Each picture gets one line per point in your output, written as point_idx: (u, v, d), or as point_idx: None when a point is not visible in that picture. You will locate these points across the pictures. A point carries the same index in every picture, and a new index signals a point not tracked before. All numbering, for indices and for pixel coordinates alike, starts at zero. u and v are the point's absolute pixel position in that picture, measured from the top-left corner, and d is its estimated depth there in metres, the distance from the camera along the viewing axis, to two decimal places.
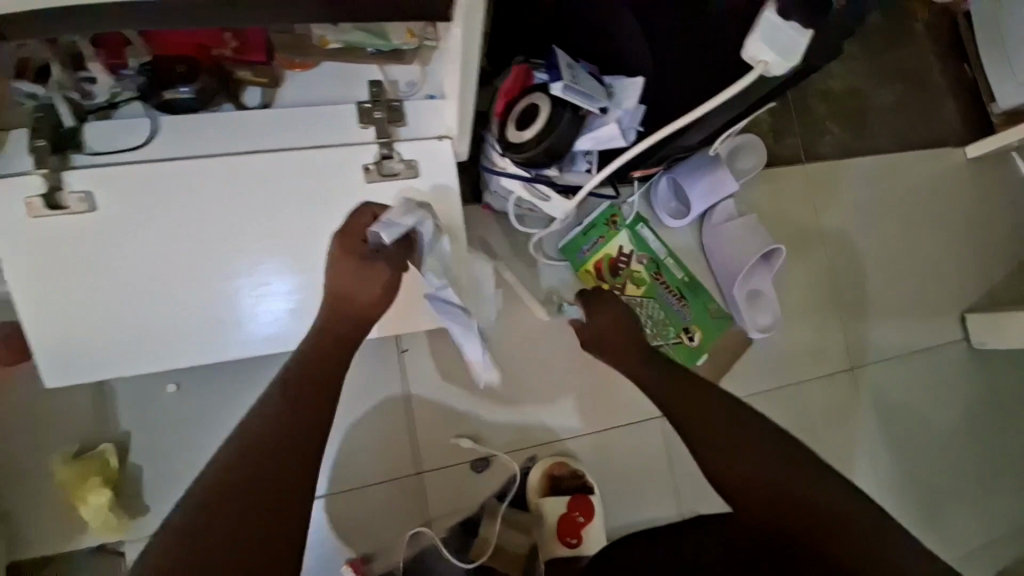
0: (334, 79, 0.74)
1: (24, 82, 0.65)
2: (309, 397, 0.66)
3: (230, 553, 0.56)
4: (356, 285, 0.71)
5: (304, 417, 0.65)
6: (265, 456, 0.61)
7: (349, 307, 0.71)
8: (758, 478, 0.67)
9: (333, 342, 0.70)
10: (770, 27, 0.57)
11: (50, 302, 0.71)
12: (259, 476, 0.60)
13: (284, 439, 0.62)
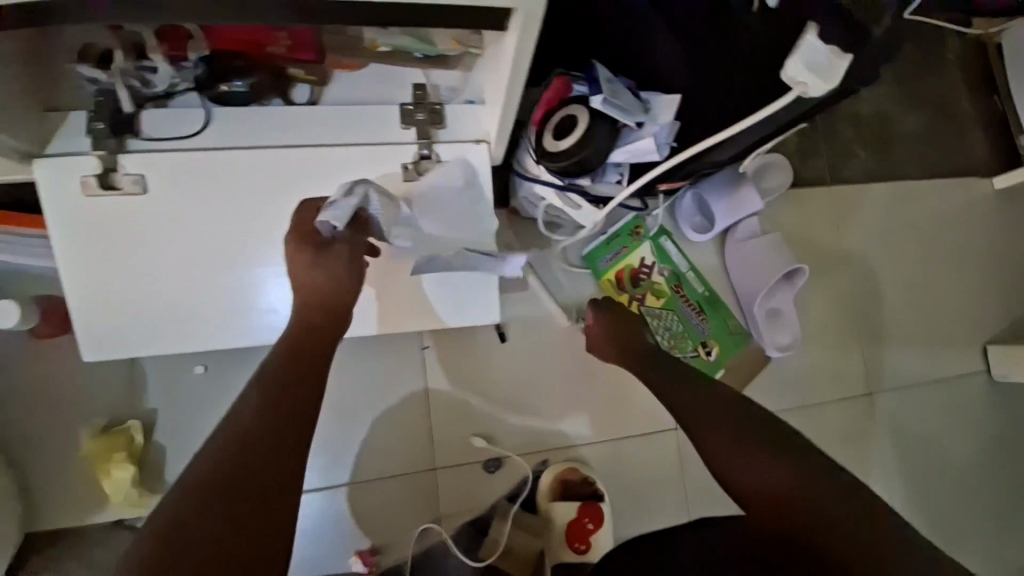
0: (381, 81, 0.76)
1: (85, 66, 0.67)
2: (291, 396, 0.64)
3: (209, 551, 0.51)
4: (319, 278, 0.72)
5: (294, 409, 0.63)
6: (257, 449, 0.58)
7: (315, 299, 0.72)
8: (767, 480, 0.64)
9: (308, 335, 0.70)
10: (810, 50, 0.59)
11: (88, 278, 0.73)
12: (249, 470, 0.57)
13: (276, 435, 0.60)
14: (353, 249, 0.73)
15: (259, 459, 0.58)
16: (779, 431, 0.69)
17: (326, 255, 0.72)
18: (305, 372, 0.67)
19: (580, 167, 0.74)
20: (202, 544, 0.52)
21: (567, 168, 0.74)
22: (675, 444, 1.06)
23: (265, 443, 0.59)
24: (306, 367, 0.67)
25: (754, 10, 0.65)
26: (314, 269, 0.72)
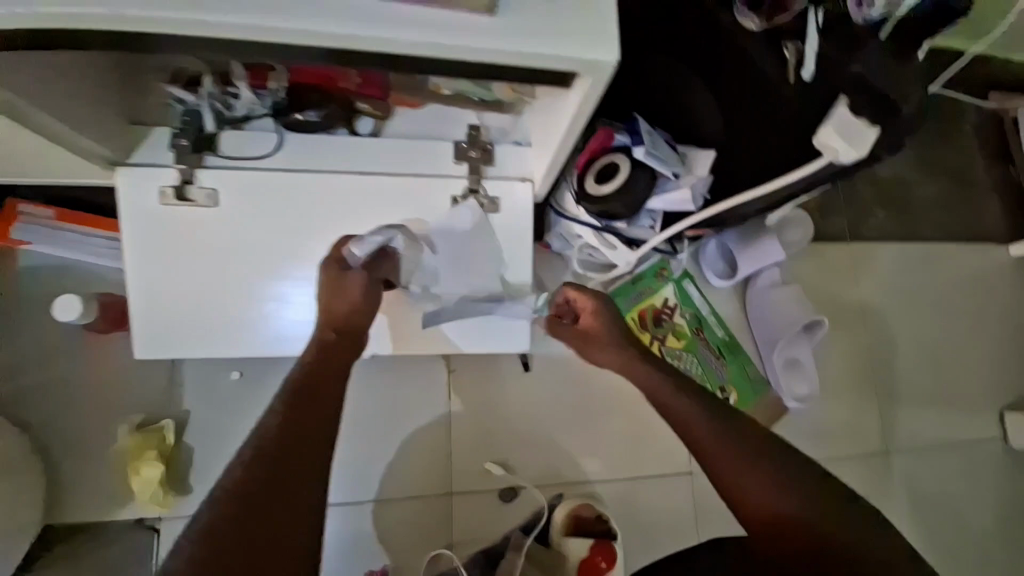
0: (437, 119, 0.82)
1: (176, 88, 0.71)
2: (313, 397, 0.60)
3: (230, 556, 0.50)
4: (338, 304, 0.71)
5: (313, 417, 0.59)
6: (276, 462, 0.55)
7: (333, 320, 0.70)
8: (788, 513, 0.60)
9: (325, 350, 0.66)
10: (841, 121, 0.63)
11: (148, 274, 0.78)
12: (271, 484, 0.53)
13: (296, 446, 0.56)
14: (371, 276, 0.74)
15: (277, 472, 0.54)
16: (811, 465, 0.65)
17: (346, 281, 0.72)
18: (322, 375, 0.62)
19: (619, 211, 0.79)
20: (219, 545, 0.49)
21: (606, 211, 0.80)
22: (689, 488, 1.06)
23: (288, 456, 0.55)
24: (324, 375, 0.63)
25: (790, 83, 0.67)
26: (334, 294, 0.71)
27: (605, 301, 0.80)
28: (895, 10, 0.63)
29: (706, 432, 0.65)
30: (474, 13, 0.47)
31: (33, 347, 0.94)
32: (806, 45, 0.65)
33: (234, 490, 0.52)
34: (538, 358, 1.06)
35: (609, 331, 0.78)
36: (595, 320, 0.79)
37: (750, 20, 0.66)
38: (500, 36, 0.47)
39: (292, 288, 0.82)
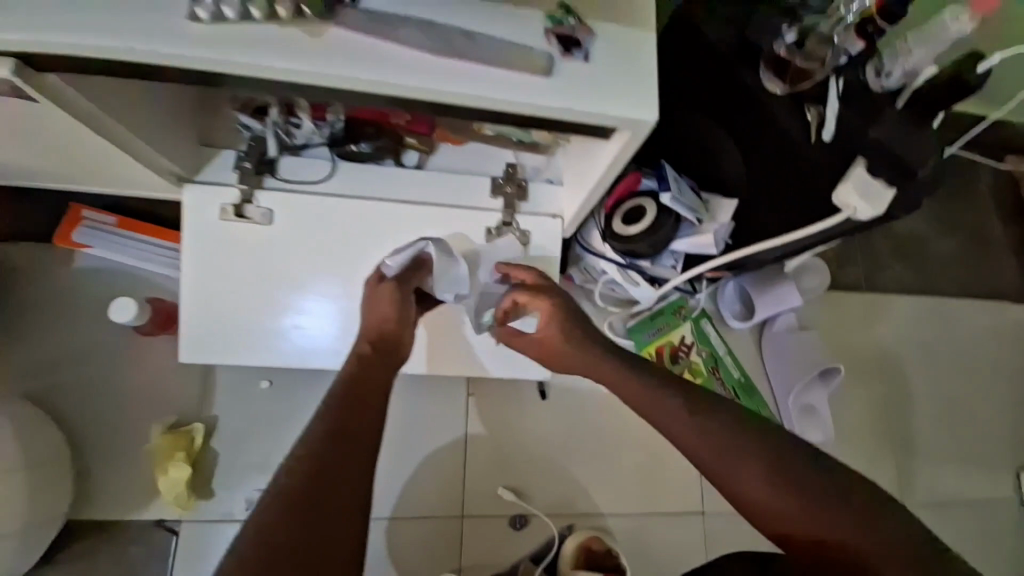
0: (477, 155, 0.89)
1: (246, 117, 0.79)
2: (356, 408, 0.62)
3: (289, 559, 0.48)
4: (373, 315, 0.76)
5: (358, 431, 0.59)
6: (329, 468, 0.55)
7: (370, 332, 0.74)
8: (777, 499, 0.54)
9: (366, 362, 0.69)
10: (861, 181, 0.68)
11: (200, 284, 0.84)
12: (322, 490, 0.53)
13: (347, 453, 0.57)
14: (403, 287, 0.79)
15: (328, 480, 0.54)
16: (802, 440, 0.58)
17: (381, 292, 0.77)
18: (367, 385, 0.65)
19: (645, 251, 0.84)
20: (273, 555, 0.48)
21: (631, 250, 0.84)
22: (700, 528, 1.05)
23: (340, 463, 0.56)
24: (369, 386, 0.65)
25: (812, 142, 0.71)
26: (374, 305, 0.77)
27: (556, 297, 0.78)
28: (913, 80, 0.67)
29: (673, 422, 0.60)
30: (532, 72, 0.53)
31: (84, 344, 1.01)
32: (827, 109, 0.69)
33: (287, 497, 0.52)
34: (556, 386, 1.08)
35: (567, 330, 0.75)
36: (551, 318, 0.76)
37: (774, 83, 0.71)
38: (554, 95, 0.53)
39: (317, 302, 0.87)
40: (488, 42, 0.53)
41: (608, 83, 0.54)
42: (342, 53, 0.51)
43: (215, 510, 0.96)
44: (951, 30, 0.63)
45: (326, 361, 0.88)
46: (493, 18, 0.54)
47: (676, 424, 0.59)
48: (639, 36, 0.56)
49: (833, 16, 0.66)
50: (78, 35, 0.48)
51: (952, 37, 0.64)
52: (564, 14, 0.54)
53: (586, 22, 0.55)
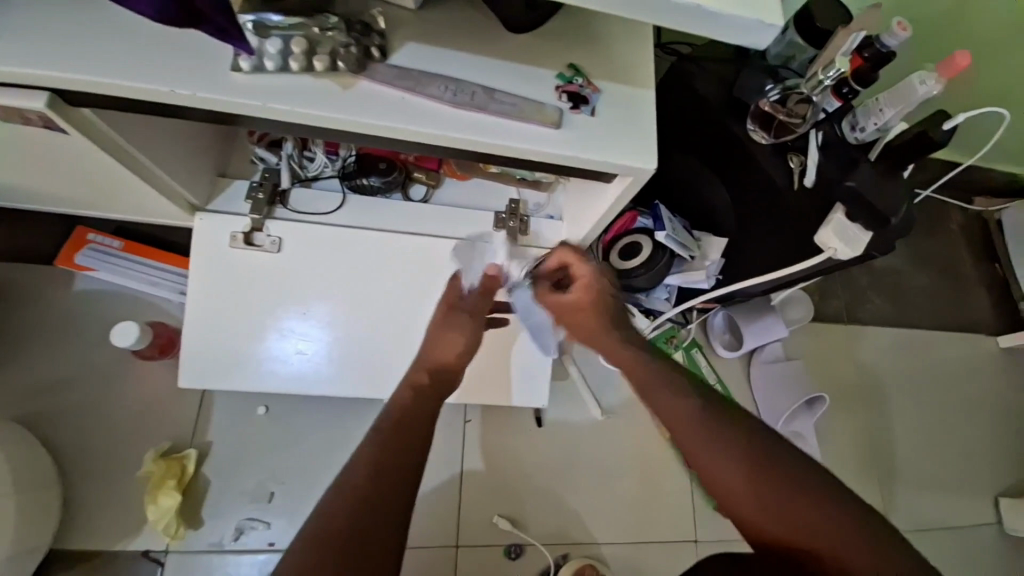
0: (483, 191, 0.94)
1: (262, 149, 0.88)
2: (406, 434, 0.63)
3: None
4: (449, 332, 0.79)
5: (406, 460, 0.61)
6: (366, 509, 0.56)
7: (434, 359, 0.76)
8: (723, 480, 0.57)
9: (416, 395, 0.69)
10: (841, 225, 0.74)
11: (204, 308, 0.85)
12: (356, 531, 0.55)
13: (382, 495, 0.58)
14: (482, 308, 0.83)
15: (365, 522, 0.55)
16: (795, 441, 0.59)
17: (467, 309, 0.82)
18: (410, 419, 0.66)
19: (639, 286, 0.90)
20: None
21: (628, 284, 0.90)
22: (693, 557, 1.06)
23: (377, 504, 0.57)
24: (413, 423, 0.65)
25: (794, 188, 0.77)
26: (450, 325, 0.80)
27: (598, 270, 0.81)
28: (885, 132, 0.73)
29: (658, 399, 0.66)
30: (544, 124, 0.57)
31: (82, 366, 1.01)
32: (808, 158, 0.75)
33: (322, 531, 0.55)
34: (553, 413, 1.11)
35: (601, 301, 0.78)
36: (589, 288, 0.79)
37: (759, 134, 0.77)
38: (563, 145, 0.57)
39: (311, 327, 0.87)
40: (504, 97, 0.57)
41: (613, 135, 0.59)
42: (371, 104, 0.55)
43: (203, 541, 0.94)
44: (919, 91, 0.68)
45: (322, 386, 0.88)
46: (508, 75, 0.59)
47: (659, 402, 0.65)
48: (640, 94, 0.62)
49: (812, 78, 0.71)
50: (122, 77, 0.52)
51: (922, 96, 0.68)
52: (573, 73, 0.60)
53: (592, 80, 0.61)
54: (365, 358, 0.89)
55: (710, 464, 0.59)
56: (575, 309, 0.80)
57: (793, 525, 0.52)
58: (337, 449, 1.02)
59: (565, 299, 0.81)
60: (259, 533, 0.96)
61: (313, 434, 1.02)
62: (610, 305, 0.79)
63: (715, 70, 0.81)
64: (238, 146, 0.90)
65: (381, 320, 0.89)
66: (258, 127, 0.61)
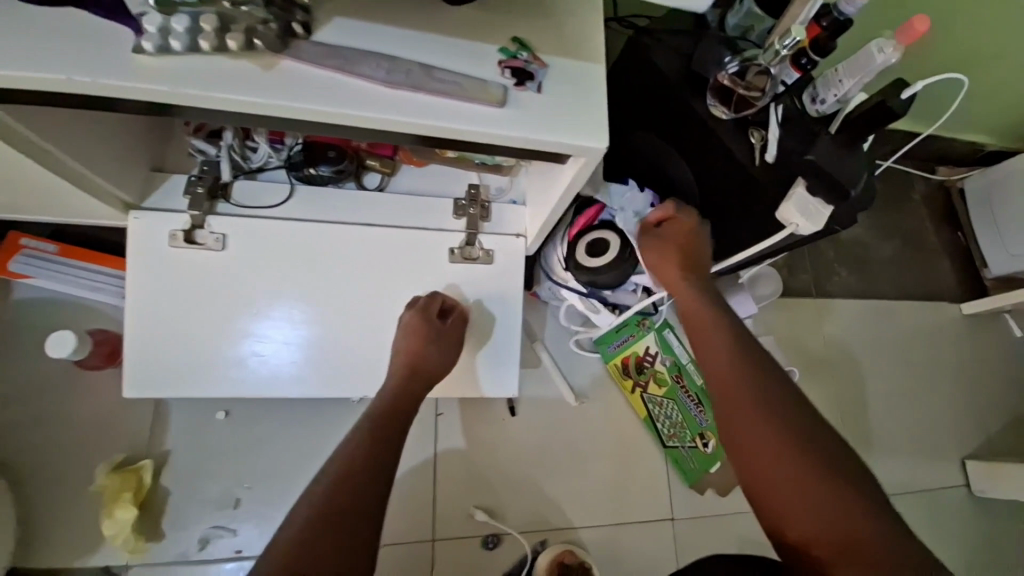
0: (442, 177, 0.91)
1: (200, 140, 0.82)
2: (384, 428, 0.70)
3: (316, 555, 0.54)
4: (425, 349, 0.80)
5: (384, 447, 0.67)
6: (354, 492, 0.60)
7: (422, 368, 0.79)
8: (748, 429, 0.59)
9: (402, 393, 0.76)
10: (801, 200, 0.72)
11: (148, 313, 0.80)
12: (345, 509, 0.58)
13: (369, 479, 0.62)
14: (457, 334, 0.84)
15: (354, 501, 0.59)
16: (798, 401, 0.61)
17: (444, 333, 0.82)
18: (393, 416, 0.73)
19: (602, 283, 0.92)
20: (304, 549, 0.54)
21: (592, 282, 0.92)
22: (671, 535, 1.07)
23: (363, 486, 0.61)
24: (399, 419, 0.73)
25: (756, 164, 0.75)
26: (427, 345, 0.80)
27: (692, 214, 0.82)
28: (846, 104, 0.72)
29: (720, 344, 0.66)
30: (489, 103, 0.54)
31: (21, 380, 0.95)
32: (768, 133, 0.73)
33: (313, 514, 0.57)
34: (527, 401, 1.09)
35: (687, 237, 0.80)
36: (678, 224, 0.81)
37: (719, 109, 0.74)
38: (511, 126, 0.54)
39: (282, 327, 0.83)
40: (445, 75, 0.53)
41: (563, 113, 0.56)
42: (301, 85, 0.51)
43: (168, 552, 0.91)
44: (877, 59, 0.66)
45: (282, 389, 0.84)
46: (448, 50, 0.55)
47: (722, 348, 0.66)
48: (592, 70, 0.58)
49: (770, 50, 0.70)
50: (11, 65, 0.46)
51: (879, 66, 0.66)
52: (518, 48, 0.56)
53: (539, 55, 0.57)
54: (325, 357, 0.85)
55: (734, 412, 0.61)
56: (659, 237, 0.80)
57: (787, 478, 0.56)
58: (303, 452, 0.98)
59: (652, 235, 0.81)
60: (226, 541, 0.92)
61: (279, 437, 0.98)
62: (694, 247, 0.80)
63: (671, 43, 0.79)
64: (174, 138, 0.85)
65: (339, 315, 0.85)
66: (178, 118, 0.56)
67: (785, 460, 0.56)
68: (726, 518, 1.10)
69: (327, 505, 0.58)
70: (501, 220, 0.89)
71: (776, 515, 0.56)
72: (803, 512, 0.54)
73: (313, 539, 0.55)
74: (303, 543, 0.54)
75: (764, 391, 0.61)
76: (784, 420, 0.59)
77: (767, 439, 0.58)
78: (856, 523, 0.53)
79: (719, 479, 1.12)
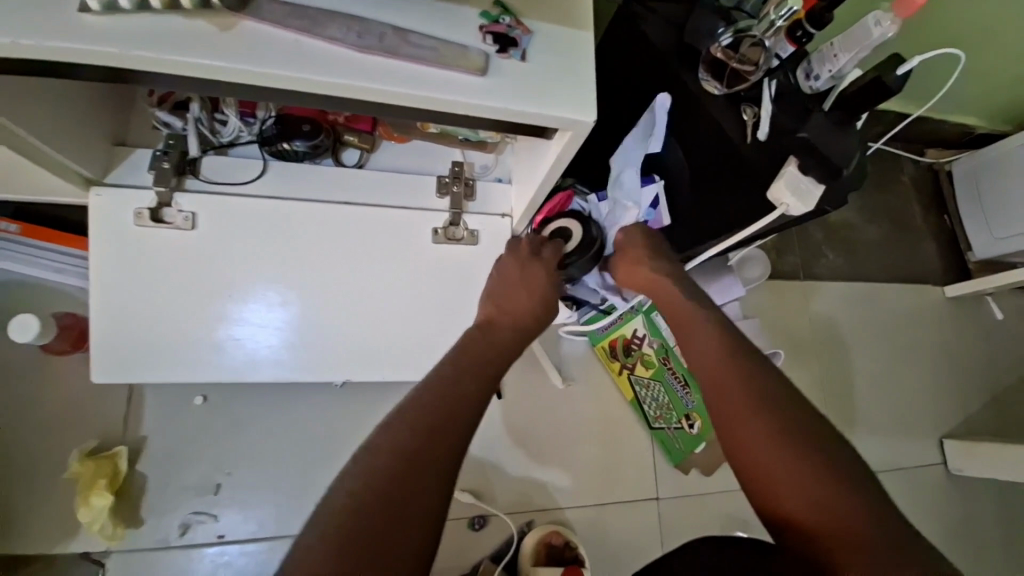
0: (424, 153, 0.87)
1: (163, 112, 0.77)
2: (469, 373, 0.61)
3: (381, 496, 0.47)
4: (519, 291, 0.77)
5: (465, 389, 0.58)
6: (429, 428, 0.53)
7: (510, 307, 0.75)
8: (740, 416, 0.58)
9: (495, 341, 0.69)
10: (793, 178, 0.69)
11: (112, 296, 0.76)
12: (417, 450, 0.51)
13: (449, 420, 0.54)
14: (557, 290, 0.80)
15: (424, 441, 0.52)
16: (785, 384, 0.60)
17: (535, 266, 0.81)
18: (464, 387, 0.59)
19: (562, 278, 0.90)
20: (367, 489, 0.48)
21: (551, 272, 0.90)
22: (656, 515, 1.09)
23: (441, 426, 0.53)
24: (481, 367, 0.63)
25: (747, 142, 0.72)
26: (519, 278, 0.79)
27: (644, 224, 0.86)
28: (841, 80, 0.69)
29: (712, 332, 0.66)
30: (469, 72, 0.51)
31: None
32: (761, 109, 0.71)
33: (377, 453, 0.51)
34: (514, 383, 1.09)
35: (650, 246, 0.83)
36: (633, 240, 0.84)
37: (711, 84, 0.72)
38: (491, 94, 0.51)
39: (266, 311, 0.80)
40: (420, 39, 0.50)
41: (548, 83, 0.53)
42: (261, 48, 0.47)
43: (147, 539, 0.89)
44: (874, 34, 0.64)
45: (261, 373, 0.81)
46: (423, 10, 0.51)
47: (712, 337, 0.66)
48: (579, 38, 0.55)
49: (764, 20, 0.67)
50: None
51: (876, 40, 0.64)
52: (501, 11, 0.53)
53: (523, 20, 0.54)
54: (307, 340, 0.81)
55: (726, 402, 0.60)
56: (624, 256, 0.83)
57: (778, 468, 0.54)
58: (288, 438, 0.97)
59: (619, 257, 0.84)
60: (208, 526, 0.91)
61: (259, 421, 0.96)
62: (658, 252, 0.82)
63: (663, 13, 0.76)
64: (138, 110, 0.80)
65: (321, 296, 0.82)
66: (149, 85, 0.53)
67: (783, 441, 0.55)
68: (710, 496, 1.12)
69: (398, 440, 0.52)
70: (485, 200, 0.87)
71: (776, 496, 0.54)
72: (805, 499, 0.52)
73: (373, 479, 0.49)
74: (364, 486, 0.48)
75: (753, 381, 0.60)
76: (779, 404, 0.58)
77: (757, 428, 0.57)
78: (857, 519, 0.50)
79: (704, 459, 1.12)
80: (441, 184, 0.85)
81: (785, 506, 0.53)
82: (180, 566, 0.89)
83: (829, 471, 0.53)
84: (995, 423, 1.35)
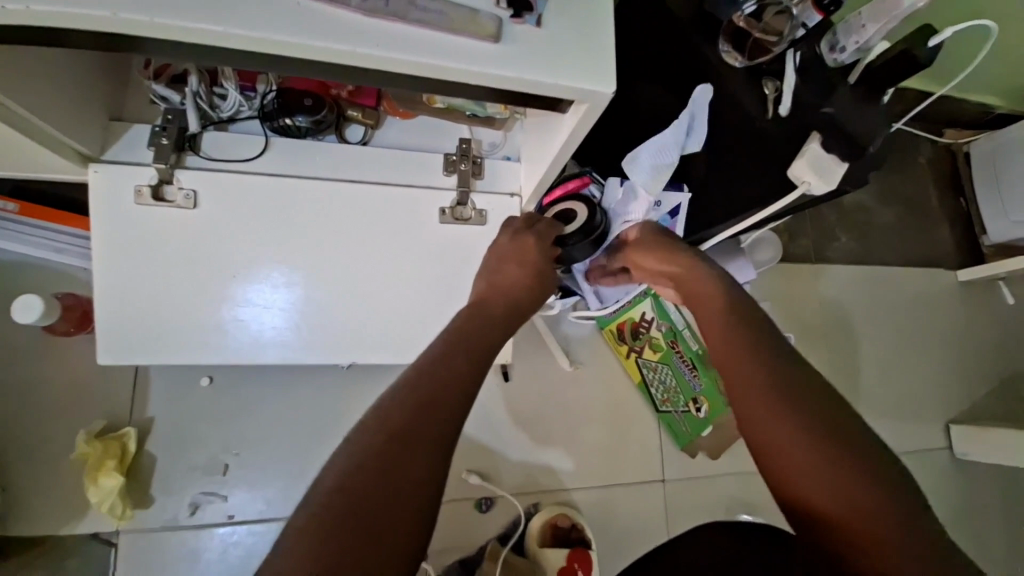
0: (429, 130, 0.85)
1: (160, 86, 0.74)
2: (465, 351, 0.60)
3: (373, 474, 0.47)
4: (511, 264, 0.75)
5: (460, 367, 0.57)
6: (421, 406, 0.52)
7: (502, 283, 0.73)
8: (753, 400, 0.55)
9: (490, 320, 0.67)
10: (815, 155, 0.66)
11: (112, 276, 0.75)
12: (409, 428, 0.50)
13: (442, 398, 0.53)
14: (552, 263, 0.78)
15: (416, 419, 0.51)
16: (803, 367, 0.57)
17: (530, 241, 0.78)
18: (459, 365, 0.57)
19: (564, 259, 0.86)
20: (359, 468, 0.47)
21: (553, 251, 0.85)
22: (661, 498, 1.09)
23: (434, 404, 0.52)
24: (477, 346, 0.61)
25: (768, 117, 0.70)
26: (513, 253, 0.77)
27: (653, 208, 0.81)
28: (866, 53, 0.66)
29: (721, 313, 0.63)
30: (479, 38, 0.48)
31: None
32: (783, 83, 0.69)
33: (370, 431, 0.50)
34: (521, 366, 1.08)
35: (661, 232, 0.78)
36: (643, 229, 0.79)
37: (732, 55, 0.71)
38: (503, 62, 0.48)
39: (270, 292, 0.79)
40: (427, 3, 0.47)
41: (562, 51, 0.50)
42: (258, 10, 0.44)
43: (156, 519, 0.90)
44: (902, 4, 0.62)
45: (264, 354, 0.79)
46: None
47: (718, 317, 0.63)
48: (594, 3, 0.52)
49: None
50: None
51: (904, 11, 0.62)
52: None
53: None
54: (312, 321, 0.80)
55: (737, 385, 0.56)
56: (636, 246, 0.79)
57: (794, 455, 0.50)
58: (295, 419, 0.97)
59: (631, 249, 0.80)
60: (217, 506, 0.91)
61: (265, 402, 0.96)
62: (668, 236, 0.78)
63: None
64: (135, 84, 0.77)
65: (324, 276, 0.80)
66: (142, 53, 0.50)
67: (800, 425, 0.52)
68: (715, 479, 1.12)
69: (391, 419, 0.50)
70: (492, 178, 0.85)
71: (796, 486, 0.50)
72: (825, 488, 0.48)
73: (365, 456, 0.48)
74: (356, 464, 0.47)
75: (764, 362, 0.57)
76: (787, 385, 0.54)
77: (770, 411, 0.53)
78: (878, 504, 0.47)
79: (709, 443, 1.12)
80: (447, 162, 0.82)
81: (806, 496, 0.49)
82: (190, 544, 0.90)
83: (841, 456, 0.49)
84: (1003, 408, 1.34)
